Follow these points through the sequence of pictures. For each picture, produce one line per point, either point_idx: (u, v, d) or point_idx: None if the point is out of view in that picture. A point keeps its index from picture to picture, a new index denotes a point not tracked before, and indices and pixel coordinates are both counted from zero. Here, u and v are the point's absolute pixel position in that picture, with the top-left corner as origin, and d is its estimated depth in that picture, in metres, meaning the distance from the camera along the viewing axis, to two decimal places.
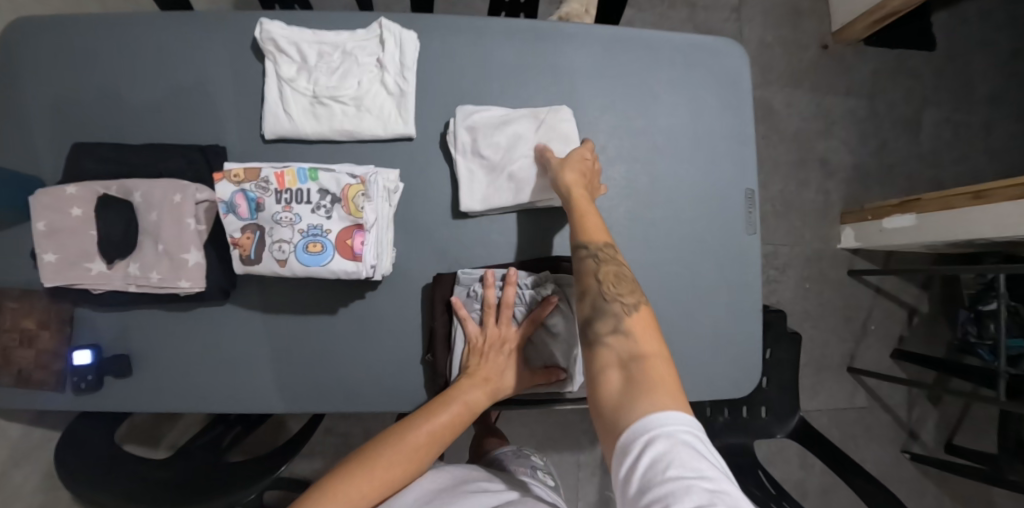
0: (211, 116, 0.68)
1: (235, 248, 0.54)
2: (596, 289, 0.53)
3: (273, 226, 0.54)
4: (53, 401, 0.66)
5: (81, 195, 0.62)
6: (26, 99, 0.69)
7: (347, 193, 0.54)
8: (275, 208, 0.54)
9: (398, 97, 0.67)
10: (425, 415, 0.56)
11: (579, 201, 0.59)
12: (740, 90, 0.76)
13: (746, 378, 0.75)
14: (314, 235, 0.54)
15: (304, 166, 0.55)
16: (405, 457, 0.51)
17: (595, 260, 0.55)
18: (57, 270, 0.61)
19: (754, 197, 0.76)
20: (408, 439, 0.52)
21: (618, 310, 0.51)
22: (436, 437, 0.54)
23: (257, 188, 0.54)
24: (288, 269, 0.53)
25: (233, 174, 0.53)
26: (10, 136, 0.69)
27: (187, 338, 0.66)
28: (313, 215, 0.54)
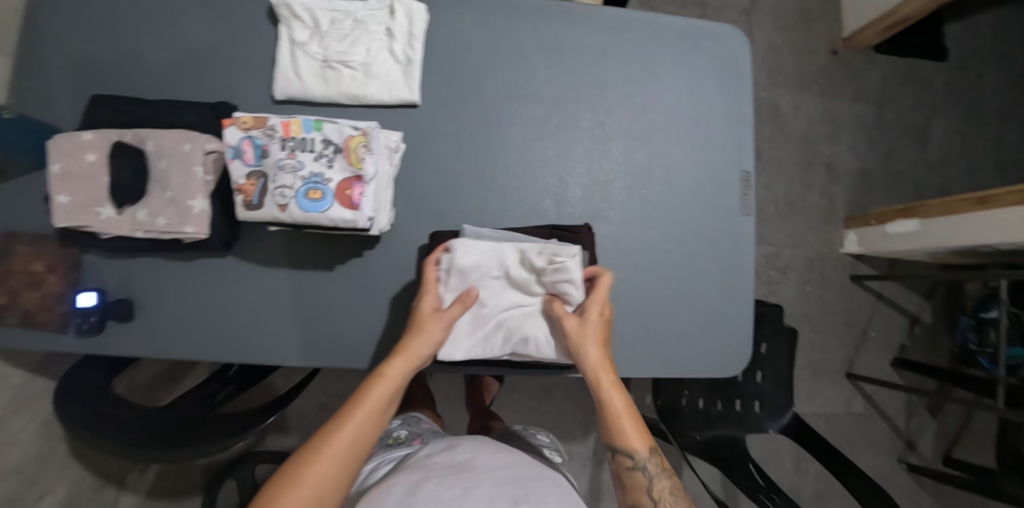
0: (224, 75, 0.71)
1: (239, 193, 0.55)
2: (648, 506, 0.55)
3: (278, 172, 0.55)
4: (56, 342, 0.68)
5: (96, 142, 0.64)
6: (47, 52, 0.72)
7: (349, 144, 0.56)
8: (280, 155, 0.56)
9: (405, 65, 0.69)
10: (350, 408, 0.53)
11: (609, 399, 0.58)
12: (740, 75, 0.77)
13: (735, 358, 0.76)
14: (315, 183, 0.55)
15: (310, 118, 0.57)
16: (335, 459, 0.49)
17: (646, 474, 0.56)
18: (70, 213, 0.63)
19: (750, 179, 0.77)
20: (336, 441, 0.50)
21: None
22: (366, 429, 0.52)
23: (264, 136, 0.56)
24: (289, 214, 0.55)
25: (241, 121, 0.55)
26: (29, 86, 0.72)
27: (189, 287, 0.68)
28: (315, 163, 0.56)
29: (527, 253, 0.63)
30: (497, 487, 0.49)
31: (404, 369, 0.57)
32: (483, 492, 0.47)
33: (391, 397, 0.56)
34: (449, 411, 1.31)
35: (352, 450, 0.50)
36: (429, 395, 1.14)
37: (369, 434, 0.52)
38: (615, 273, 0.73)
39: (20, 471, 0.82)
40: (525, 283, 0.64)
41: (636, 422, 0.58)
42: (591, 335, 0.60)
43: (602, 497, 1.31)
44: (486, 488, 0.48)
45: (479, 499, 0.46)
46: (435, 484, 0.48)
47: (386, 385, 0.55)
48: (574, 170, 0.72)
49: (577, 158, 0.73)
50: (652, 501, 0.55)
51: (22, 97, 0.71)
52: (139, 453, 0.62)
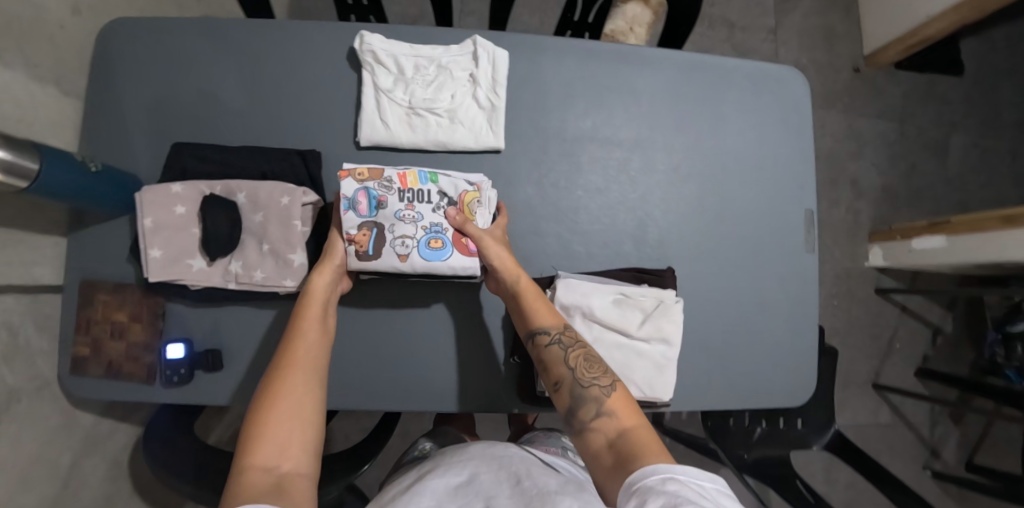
0: (306, 122, 0.71)
1: (353, 244, 0.61)
2: (570, 376, 0.55)
3: (394, 220, 0.63)
4: (143, 392, 0.68)
5: (186, 194, 0.65)
6: (124, 99, 0.72)
7: (464, 198, 0.65)
8: (397, 206, 0.63)
9: (489, 111, 0.70)
10: (294, 332, 0.55)
11: (523, 287, 0.61)
12: (803, 115, 0.79)
13: (801, 388, 0.78)
14: (435, 233, 0.63)
15: (424, 170, 0.65)
16: (303, 377, 0.51)
17: (560, 344, 0.58)
18: (163, 266, 0.63)
19: (814, 217, 0.78)
20: (297, 356, 0.52)
21: (596, 392, 0.53)
22: (315, 341, 0.55)
23: (380, 187, 0.63)
24: (410, 262, 0.62)
25: (359, 173, 0.62)
26: (107, 133, 0.71)
27: (277, 334, 0.68)
28: (433, 214, 0.64)
29: (630, 296, 0.67)
30: (502, 471, 0.47)
31: (328, 280, 0.60)
32: (488, 476, 0.46)
33: (325, 313, 0.59)
34: (492, 433, 1.33)
35: (313, 361, 0.53)
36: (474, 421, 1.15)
37: (321, 351, 0.55)
38: (690, 311, 0.74)
39: None
40: (628, 325, 0.66)
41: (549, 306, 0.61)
42: (490, 244, 0.62)
43: None
44: (491, 472, 0.47)
45: (482, 482, 0.45)
46: (442, 472, 0.47)
47: (319, 298, 0.59)
48: (652, 211, 0.74)
49: (653, 198, 0.74)
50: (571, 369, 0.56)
51: (102, 145, 0.71)
52: None
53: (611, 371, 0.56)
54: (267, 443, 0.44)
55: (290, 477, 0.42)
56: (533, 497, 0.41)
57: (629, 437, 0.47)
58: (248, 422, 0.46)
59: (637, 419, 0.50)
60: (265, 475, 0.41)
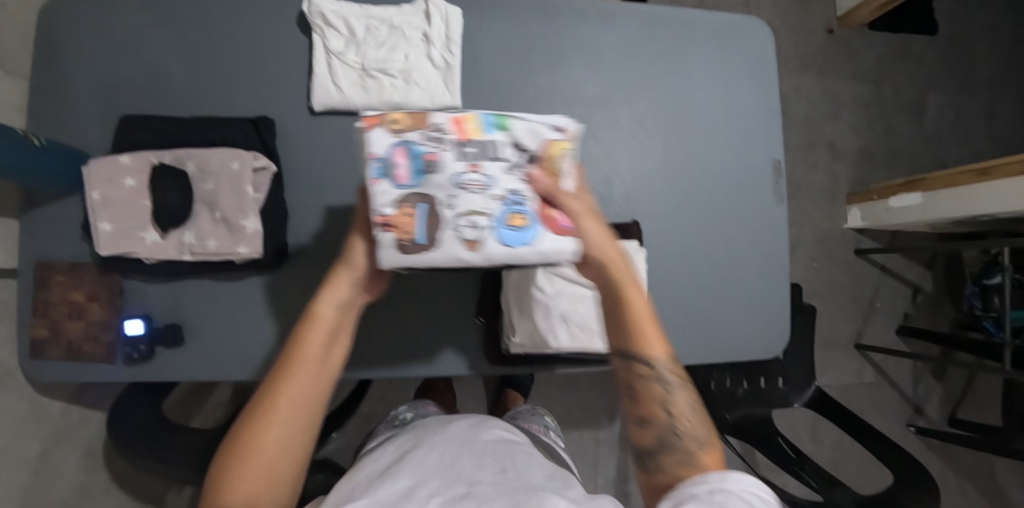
0: (257, 90, 0.69)
1: (397, 224, 0.46)
2: (663, 418, 0.47)
3: (450, 189, 0.48)
4: (105, 372, 0.67)
5: (134, 165, 0.63)
6: (61, 71, 0.68)
7: (547, 153, 0.51)
8: (455, 168, 0.48)
9: (445, 71, 0.68)
10: (292, 360, 0.43)
11: (632, 299, 0.48)
12: (770, 66, 0.77)
13: (775, 340, 0.78)
14: (516, 205, 0.48)
15: (485, 115, 0.50)
16: (291, 424, 0.41)
17: (664, 384, 0.48)
18: (114, 239, 0.62)
19: (782, 167, 0.78)
20: (291, 396, 0.42)
21: (687, 443, 0.46)
22: (315, 377, 0.43)
23: (427, 145, 0.48)
24: (488, 246, 0.47)
25: (393, 122, 0.48)
26: (47, 108, 0.68)
27: (239, 307, 0.67)
28: (507, 178, 0.49)
29: None
30: (487, 460, 0.47)
31: (341, 296, 0.46)
32: (471, 463, 0.46)
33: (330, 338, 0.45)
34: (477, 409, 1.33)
35: (310, 397, 0.43)
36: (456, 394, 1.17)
37: (318, 388, 0.43)
38: (658, 266, 0.74)
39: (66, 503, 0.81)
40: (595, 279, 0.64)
41: (657, 327, 0.49)
42: (590, 229, 0.48)
43: (631, 481, 1.37)
44: (473, 456, 0.47)
45: (464, 466, 0.45)
46: (421, 455, 0.48)
47: (328, 319, 0.45)
48: (617, 167, 0.73)
49: (618, 154, 0.73)
50: (670, 416, 0.47)
51: (41, 121, 0.68)
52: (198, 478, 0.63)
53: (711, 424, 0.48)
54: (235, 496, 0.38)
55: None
56: (517, 490, 0.42)
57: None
58: (221, 460, 0.40)
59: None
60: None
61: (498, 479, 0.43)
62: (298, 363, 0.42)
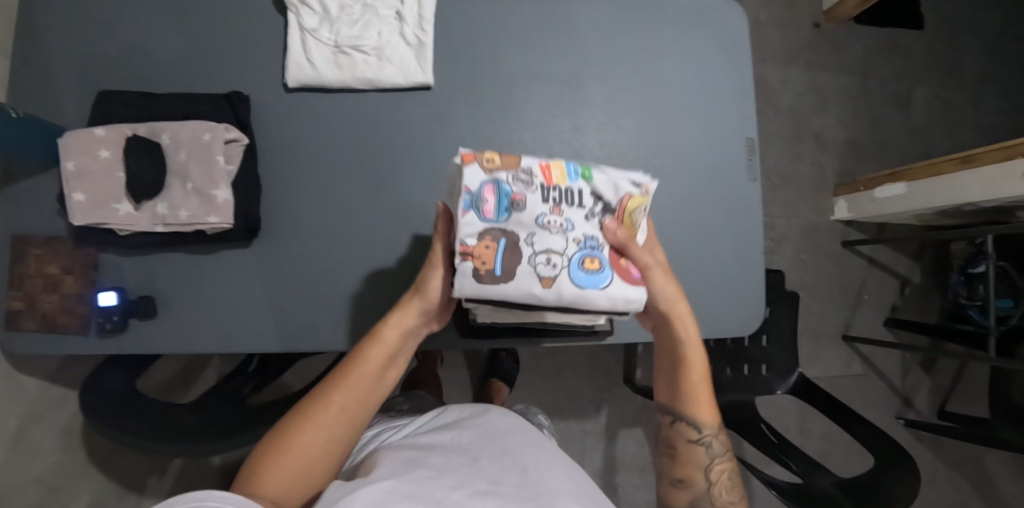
0: (232, 65, 0.70)
1: (472, 259, 0.45)
2: (701, 482, 0.57)
3: (531, 228, 0.47)
4: (78, 344, 0.67)
5: (109, 137, 0.63)
6: (36, 46, 0.69)
7: (626, 204, 0.50)
8: (539, 210, 0.47)
9: (417, 47, 0.69)
10: (346, 372, 0.54)
11: (697, 372, 0.57)
12: (743, 46, 0.78)
13: (750, 318, 0.77)
14: (591, 249, 0.48)
15: (572, 164, 0.50)
16: (334, 424, 0.52)
17: (705, 449, 0.58)
18: (88, 209, 0.62)
19: (755, 146, 0.78)
20: (340, 401, 0.53)
21: (716, 505, 0.56)
22: (364, 389, 0.54)
23: (514, 183, 0.48)
24: (558, 288, 0.46)
25: (486, 158, 0.47)
26: (20, 82, 0.68)
27: (211, 279, 0.68)
28: (585, 223, 0.48)
29: None
30: (501, 457, 0.51)
31: (403, 325, 0.56)
32: (487, 463, 0.49)
33: (387, 361, 0.56)
34: (462, 398, 1.33)
35: (357, 405, 0.54)
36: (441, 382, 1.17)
37: (369, 396, 0.54)
38: None
39: (42, 481, 0.82)
40: None
41: (710, 400, 0.59)
42: (665, 296, 0.53)
43: (617, 471, 1.37)
44: (491, 459, 0.50)
45: (487, 467, 0.49)
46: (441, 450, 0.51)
47: (391, 341, 0.56)
48: (589, 144, 0.73)
49: (590, 132, 0.73)
50: (707, 479, 0.58)
51: (16, 94, 0.68)
52: (159, 446, 0.61)
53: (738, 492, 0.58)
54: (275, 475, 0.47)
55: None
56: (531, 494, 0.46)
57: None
58: (270, 445, 0.50)
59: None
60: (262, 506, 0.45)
61: (519, 481, 0.48)
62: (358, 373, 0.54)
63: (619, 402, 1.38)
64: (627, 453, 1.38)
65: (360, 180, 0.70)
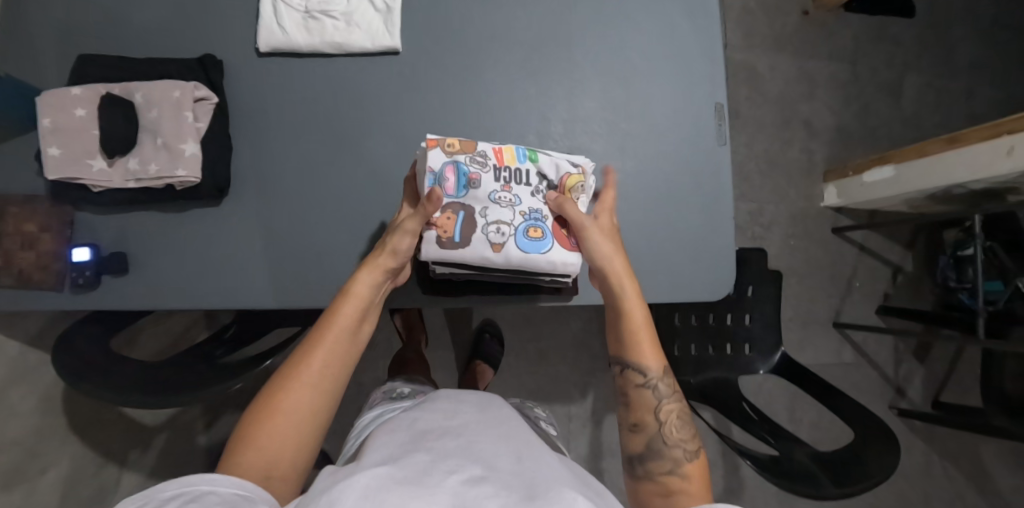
0: (206, 30, 0.72)
1: (436, 227, 0.58)
2: (654, 423, 0.57)
3: (485, 201, 0.60)
4: (51, 300, 0.67)
5: (85, 96, 0.66)
6: (19, 12, 0.71)
7: (568, 181, 0.62)
8: (492, 186, 0.60)
9: (385, 14, 0.72)
10: (319, 335, 0.52)
11: (637, 314, 0.58)
12: (710, 13, 0.79)
13: (720, 282, 0.76)
14: (535, 221, 0.60)
15: (522, 148, 0.63)
16: (312, 389, 0.49)
17: (655, 392, 0.58)
18: (62, 164, 0.64)
19: (724, 110, 0.78)
20: (315, 365, 0.50)
21: (675, 452, 0.55)
22: (338, 350, 0.52)
23: (471, 164, 0.60)
24: (507, 251, 0.58)
25: (448, 144, 0.59)
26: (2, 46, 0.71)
27: (180, 235, 0.69)
28: (530, 198, 0.61)
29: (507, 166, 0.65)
30: (499, 444, 0.46)
31: (372, 280, 0.57)
32: (484, 446, 0.45)
33: (359, 318, 0.55)
34: (447, 380, 1.34)
35: (334, 366, 0.52)
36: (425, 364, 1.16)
37: (344, 356, 0.53)
38: None
39: (21, 443, 0.84)
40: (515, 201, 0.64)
41: (655, 344, 0.59)
42: (600, 244, 0.58)
43: (603, 458, 1.36)
44: (490, 442, 0.46)
45: (485, 451, 0.44)
46: (439, 434, 0.47)
47: (360, 298, 0.55)
48: (554, 108, 0.74)
49: (556, 96, 0.75)
50: (658, 421, 0.57)
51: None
52: (128, 397, 0.62)
53: (695, 436, 0.57)
54: (257, 451, 0.45)
55: (273, 485, 0.45)
56: (532, 483, 0.41)
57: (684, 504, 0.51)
58: (246, 422, 0.47)
59: (705, 478, 0.54)
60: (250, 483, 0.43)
61: (514, 468, 0.42)
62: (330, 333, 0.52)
63: (605, 387, 1.37)
64: (613, 439, 1.36)
65: (328, 141, 0.72)
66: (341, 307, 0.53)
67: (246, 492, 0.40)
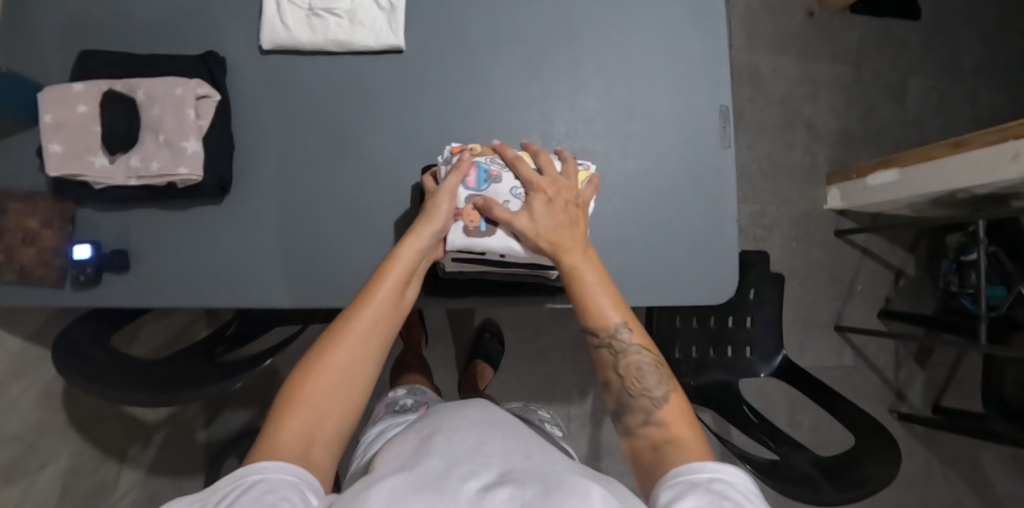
0: (209, 27, 0.72)
1: (462, 218, 0.59)
2: (617, 382, 0.54)
3: (506, 195, 0.61)
4: (54, 297, 0.68)
5: (87, 93, 0.66)
6: (20, 7, 0.71)
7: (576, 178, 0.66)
8: (512, 183, 0.62)
9: (389, 12, 0.71)
10: (366, 298, 0.53)
11: (580, 281, 0.56)
12: (715, 13, 0.78)
13: (722, 285, 0.76)
14: None
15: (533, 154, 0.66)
16: (357, 349, 0.50)
17: (612, 351, 0.55)
18: (64, 160, 0.64)
19: (729, 113, 0.77)
20: (361, 325, 0.51)
21: (645, 399, 0.52)
22: (383, 314, 0.53)
23: (489, 163, 0.63)
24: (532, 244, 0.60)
25: (471, 148, 0.63)
26: (4, 41, 0.71)
27: (182, 233, 0.69)
28: None
29: None
30: (508, 442, 0.46)
31: (419, 245, 0.57)
32: (494, 448, 0.44)
33: (406, 283, 0.56)
34: (447, 379, 1.34)
35: (380, 330, 0.53)
36: (425, 362, 1.17)
37: (391, 320, 0.54)
38: (600, 209, 0.74)
39: (21, 438, 0.84)
40: None
41: (617, 302, 0.56)
42: (530, 224, 0.58)
43: (602, 458, 1.36)
44: (497, 443, 0.45)
45: (492, 454, 0.43)
46: (448, 436, 0.45)
47: (404, 263, 0.56)
48: (557, 109, 0.74)
49: (559, 95, 0.74)
50: (620, 376, 0.54)
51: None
52: (126, 395, 0.62)
53: (665, 378, 0.53)
54: (303, 409, 0.46)
55: (314, 451, 0.45)
56: (547, 476, 0.40)
57: (673, 452, 0.46)
58: (293, 380, 0.48)
59: (687, 432, 0.48)
60: (294, 452, 0.43)
61: (523, 467, 0.41)
62: (377, 295, 0.53)
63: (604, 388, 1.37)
64: (612, 440, 1.36)
65: (330, 141, 0.71)
66: (389, 271, 0.54)
67: (296, 477, 0.40)
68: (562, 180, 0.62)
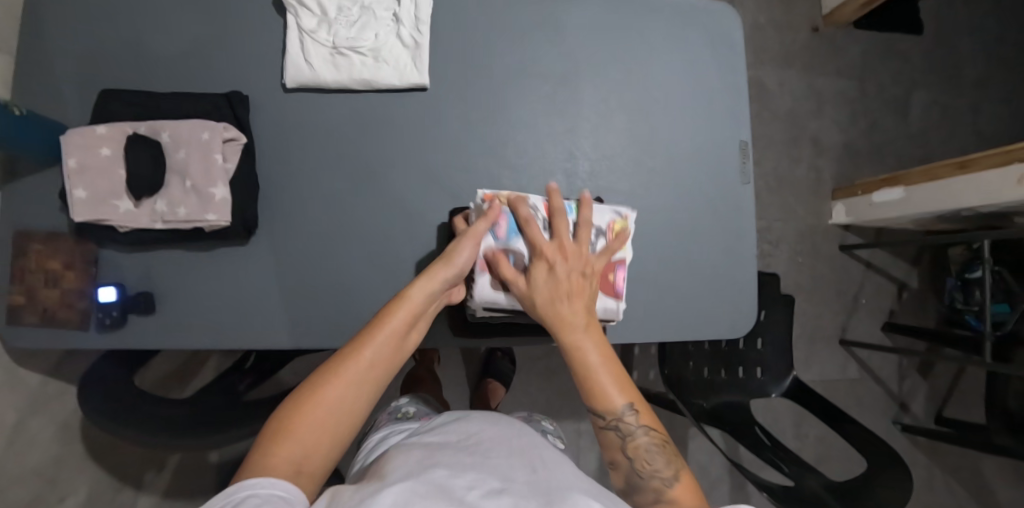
0: (232, 64, 0.71)
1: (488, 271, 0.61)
2: (626, 464, 0.53)
3: None
4: (77, 340, 0.67)
5: (110, 135, 0.65)
6: (37, 44, 0.70)
7: (614, 227, 0.66)
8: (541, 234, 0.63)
9: (414, 49, 0.71)
10: (370, 336, 0.52)
11: (584, 360, 0.55)
12: (734, 49, 0.79)
13: (741, 319, 0.77)
14: None
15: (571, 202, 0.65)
16: (352, 389, 0.49)
17: (619, 433, 0.54)
18: (88, 205, 0.64)
19: (748, 148, 0.79)
20: (358, 366, 0.50)
21: (653, 481, 0.52)
22: (383, 359, 0.52)
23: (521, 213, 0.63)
24: None
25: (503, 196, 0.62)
26: (22, 79, 0.70)
27: (207, 272, 0.69)
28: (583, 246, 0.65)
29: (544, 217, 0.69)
30: (513, 453, 0.45)
31: (429, 288, 0.56)
32: (500, 460, 0.43)
33: (410, 325, 0.55)
34: (458, 397, 1.34)
35: (378, 369, 0.51)
36: (438, 382, 1.17)
37: (391, 362, 0.52)
38: None
39: (40, 472, 0.83)
40: None
41: (620, 378, 0.56)
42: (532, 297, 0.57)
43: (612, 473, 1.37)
44: (502, 457, 0.44)
45: (500, 465, 0.42)
46: (453, 451, 0.44)
47: (412, 306, 0.55)
48: (581, 146, 0.75)
49: (583, 132, 0.75)
50: (628, 458, 0.54)
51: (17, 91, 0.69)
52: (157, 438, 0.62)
53: (673, 458, 0.53)
54: (293, 437, 0.45)
55: (303, 480, 0.44)
56: (549, 493, 0.40)
57: None
58: (285, 409, 0.47)
59: None
60: (285, 477, 0.42)
61: (528, 479, 0.41)
62: (383, 331, 0.52)
63: None
64: None
65: (356, 179, 0.71)
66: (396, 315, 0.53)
67: (288, 493, 0.40)
68: (567, 244, 0.59)
